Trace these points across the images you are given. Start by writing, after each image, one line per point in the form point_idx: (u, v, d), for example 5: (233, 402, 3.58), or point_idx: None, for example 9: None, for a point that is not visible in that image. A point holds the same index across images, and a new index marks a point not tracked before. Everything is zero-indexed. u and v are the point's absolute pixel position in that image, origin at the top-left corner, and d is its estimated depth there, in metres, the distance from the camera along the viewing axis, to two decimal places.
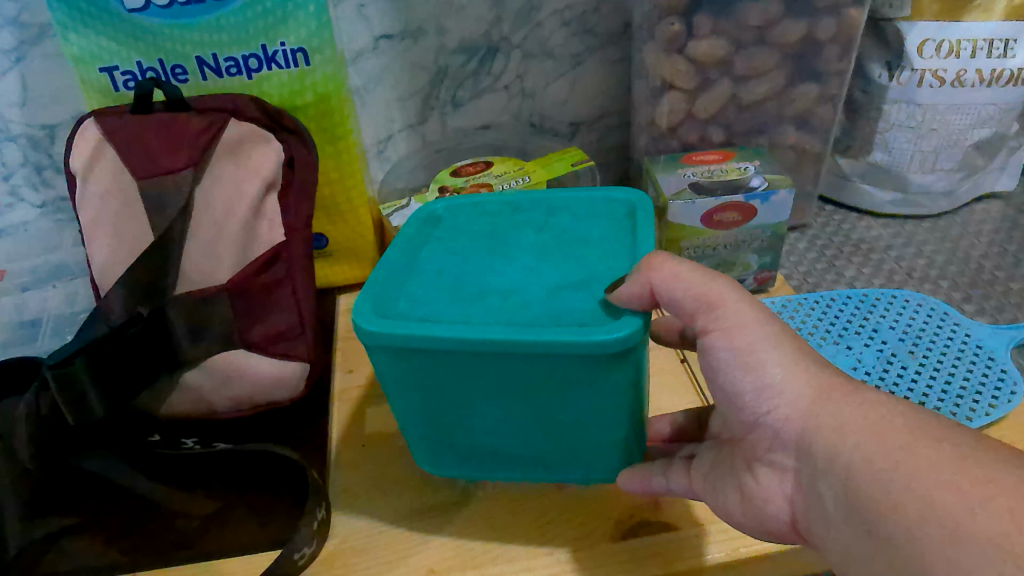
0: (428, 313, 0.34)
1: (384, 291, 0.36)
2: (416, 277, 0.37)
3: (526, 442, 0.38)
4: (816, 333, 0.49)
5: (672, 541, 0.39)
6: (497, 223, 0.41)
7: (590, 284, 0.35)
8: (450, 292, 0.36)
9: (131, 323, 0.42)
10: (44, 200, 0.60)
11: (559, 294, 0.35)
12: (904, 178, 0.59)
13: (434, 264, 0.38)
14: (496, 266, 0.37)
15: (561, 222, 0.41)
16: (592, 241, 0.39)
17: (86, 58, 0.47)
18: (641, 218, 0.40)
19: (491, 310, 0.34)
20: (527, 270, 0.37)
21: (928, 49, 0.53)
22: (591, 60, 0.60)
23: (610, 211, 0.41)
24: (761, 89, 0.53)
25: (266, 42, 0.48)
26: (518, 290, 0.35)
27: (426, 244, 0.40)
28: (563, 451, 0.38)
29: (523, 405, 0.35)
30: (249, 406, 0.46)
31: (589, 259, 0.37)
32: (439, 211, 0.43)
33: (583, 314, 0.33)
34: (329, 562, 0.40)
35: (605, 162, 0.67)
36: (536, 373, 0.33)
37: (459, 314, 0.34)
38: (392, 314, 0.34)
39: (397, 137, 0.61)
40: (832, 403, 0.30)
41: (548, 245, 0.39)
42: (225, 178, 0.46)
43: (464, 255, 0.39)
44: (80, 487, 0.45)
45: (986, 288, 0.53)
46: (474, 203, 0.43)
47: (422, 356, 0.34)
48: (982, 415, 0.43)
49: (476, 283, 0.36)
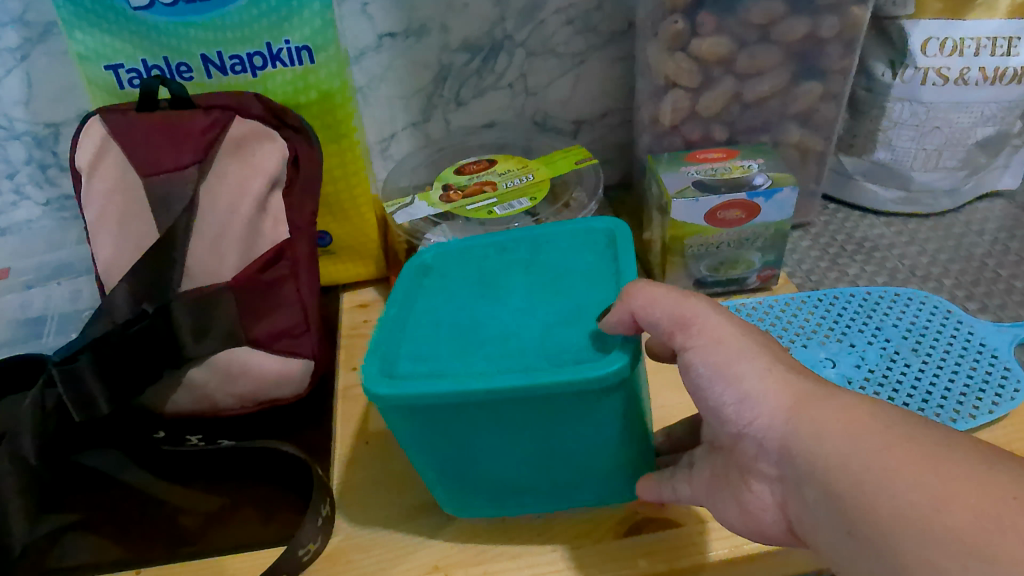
0: (435, 370, 0.34)
1: (383, 352, 0.35)
2: (413, 335, 0.37)
3: (541, 482, 0.38)
4: (819, 331, 0.50)
5: (675, 537, 0.39)
6: (485, 268, 0.41)
7: (581, 319, 0.36)
8: (450, 346, 0.36)
9: (136, 321, 0.41)
10: (49, 198, 0.61)
11: (554, 334, 0.35)
12: (907, 177, 0.59)
13: (429, 319, 0.38)
14: (490, 313, 0.38)
15: (546, 260, 0.41)
16: (579, 275, 0.39)
17: (91, 56, 0.47)
18: (622, 246, 0.40)
19: (494, 361, 0.34)
20: (524, 314, 0.37)
21: (932, 47, 0.53)
22: (594, 58, 0.61)
23: (590, 241, 0.42)
24: (764, 87, 0.53)
25: (270, 40, 0.48)
26: (518, 335, 0.36)
27: (418, 298, 0.40)
28: (575, 486, 0.38)
29: (533, 448, 0.36)
30: (253, 402, 0.46)
31: (580, 294, 0.38)
32: (425, 260, 0.43)
33: (587, 352, 0.34)
34: (333, 559, 0.40)
35: (609, 161, 0.67)
36: (548, 413, 0.34)
37: (463, 367, 0.34)
38: (399, 375, 0.34)
39: (400, 135, 0.62)
40: (813, 412, 0.28)
41: (539, 285, 0.39)
42: (230, 176, 0.46)
43: (457, 304, 0.39)
44: (84, 482, 0.45)
45: (989, 286, 0.53)
46: (456, 248, 0.43)
47: (435, 414, 0.34)
48: (985, 413, 0.44)
49: (474, 332, 0.36)
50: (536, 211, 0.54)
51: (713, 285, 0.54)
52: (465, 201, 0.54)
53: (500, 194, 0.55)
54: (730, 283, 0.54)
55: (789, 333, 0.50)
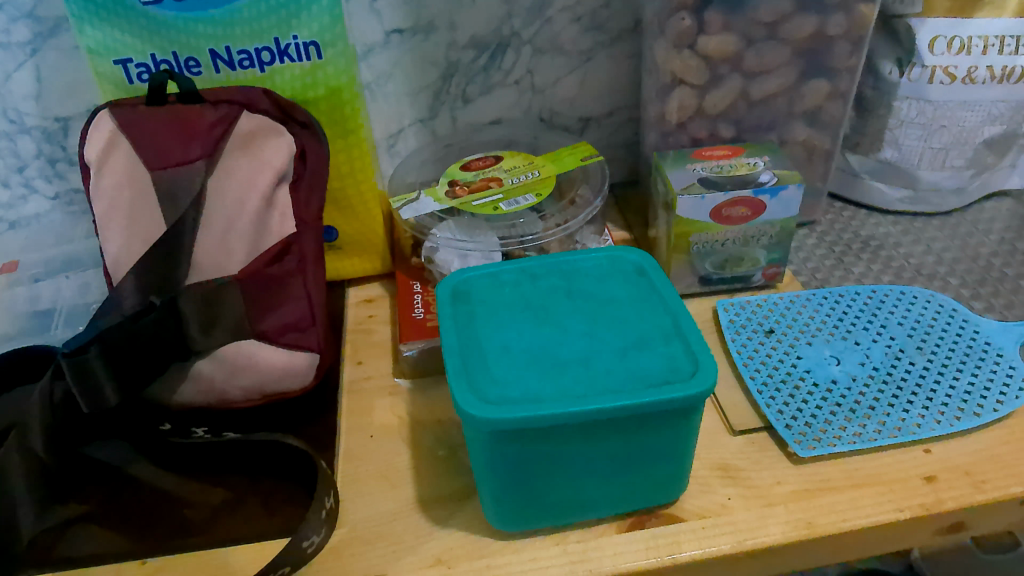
0: (526, 395, 0.35)
1: (463, 378, 0.36)
2: (484, 357, 0.37)
3: (598, 501, 0.39)
4: (824, 329, 0.50)
5: (676, 531, 0.39)
6: (526, 292, 0.41)
7: (648, 342, 0.38)
8: (525, 369, 0.37)
9: (144, 314, 0.41)
10: (58, 192, 0.61)
11: (625, 356, 0.37)
12: (914, 176, 0.59)
13: (494, 341, 0.38)
14: (552, 335, 0.39)
15: (585, 284, 0.42)
16: (623, 300, 0.41)
17: (101, 51, 0.47)
18: (656, 275, 0.42)
19: (577, 384, 0.35)
20: (585, 337, 0.38)
21: (939, 45, 0.53)
22: (601, 56, 0.61)
23: (620, 269, 0.43)
24: (771, 84, 0.53)
25: (279, 35, 0.48)
26: (587, 359, 0.37)
27: (473, 318, 0.40)
28: (631, 501, 0.40)
29: (596, 464, 0.37)
30: (259, 396, 0.46)
31: (634, 318, 0.39)
32: (463, 280, 0.42)
33: (660, 371, 0.36)
34: (337, 551, 0.40)
35: (615, 158, 0.67)
36: (617, 429, 0.36)
37: (556, 390, 0.35)
38: (496, 400, 0.35)
39: (407, 132, 0.62)
40: None
41: (590, 307, 0.40)
42: (238, 170, 0.46)
43: (517, 326, 0.39)
44: (93, 475, 0.46)
45: (995, 286, 0.53)
46: (490, 273, 0.43)
47: (529, 436, 0.35)
48: (990, 412, 0.44)
49: (544, 354, 0.37)
50: (541, 207, 0.54)
51: (718, 283, 0.54)
52: (471, 197, 0.54)
53: (506, 190, 0.55)
54: (735, 280, 0.54)
55: (793, 330, 0.50)
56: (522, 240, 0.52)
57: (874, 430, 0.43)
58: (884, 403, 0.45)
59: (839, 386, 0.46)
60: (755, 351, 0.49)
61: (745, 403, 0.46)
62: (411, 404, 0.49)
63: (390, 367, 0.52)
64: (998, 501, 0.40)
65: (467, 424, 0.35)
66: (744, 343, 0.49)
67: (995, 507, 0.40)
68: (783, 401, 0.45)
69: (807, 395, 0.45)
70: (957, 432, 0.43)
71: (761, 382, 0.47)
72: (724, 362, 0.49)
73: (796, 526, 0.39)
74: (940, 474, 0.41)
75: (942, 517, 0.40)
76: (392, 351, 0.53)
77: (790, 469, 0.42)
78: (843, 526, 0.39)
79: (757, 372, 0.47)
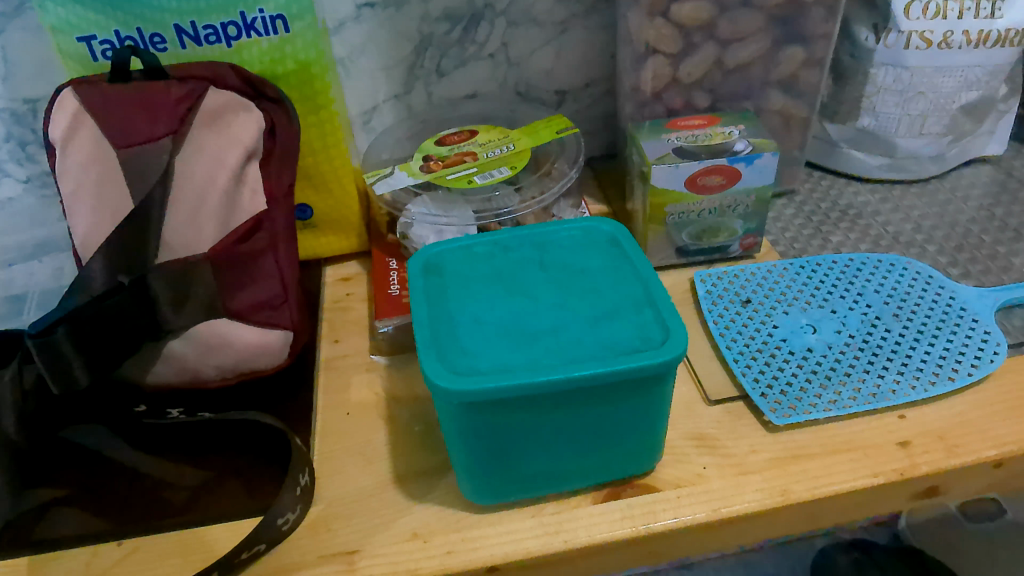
0: (497, 365, 0.35)
1: (434, 349, 0.36)
2: (455, 329, 0.37)
3: (573, 472, 0.39)
4: (801, 297, 0.49)
5: (652, 501, 0.39)
6: (498, 264, 0.41)
7: (620, 311, 0.38)
8: (496, 339, 0.36)
9: (113, 293, 0.40)
10: (30, 175, 0.59)
11: (596, 326, 0.37)
12: (891, 143, 0.59)
13: (466, 313, 0.38)
14: (524, 306, 0.38)
15: (557, 255, 0.41)
16: (595, 270, 0.40)
17: (64, 28, 0.47)
18: (629, 245, 0.41)
19: (547, 353, 0.35)
20: (557, 308, 0.38)
21: (915, 10, 0.53)
22: (576, 27, 0.60)
23: (594, 240, 0.42)
24: (746, 52, 0.53)
25: (245, 9, 0.47)
26: (558, 328, 0.37)
27: (444, 291, 0.39)
28: (606, 471, 0.39)
29: (570, 434, 0.37)
30: (234, 374, 0.46)
31: (606, 288, 0.39)
32: (436, 255, 0.42)
33: (631, 340, 0.36)
34: (313, 528, 0.40)
35: (592, 132, 0.67)
36: (588, 398, 0.36)
37: (526, 360, 0.35)
38: (466, 371, 0.34)
39: (382, 108, 0.61)
40: None
41: (563, 278, 0.40)
42: (206, 147, 0.45)
43: (489, 298, 0.39)
44: (67, 457, 0.45)
45: (972, 252, 0.53)
46: (462, 246, 0.43)
47: (499, 407, 0.35)
48: (965, 376, 0.44)
49: (515, 325, 0.37)
50: (517, 179, 0.54)
51: (696, 254, 0.54)
52: (445, 171, 0.54)
53: (481, 164, 0.54)
54: (712, 251, 0.54)
55: (770, 300, 0.50)
56: (497, 214, 0.52)
57: (849, 397, 0.43)
58: (859, 370, 0.45)
59: (815, 354, 0.46)
60: (732, 321, 0.49)
61: (721, 373, 0.46)
62: (388, 380, 0.49)
63: (367, 344, 0.52)
64: (971, 464, 0.40)
65: (437, 395, 0.35)
66: (721, 314, 0.49)
67: (968, 470, 0.40)
68: (759, 370, 0.45)
69: (783, 363, 0.45)
70: (932, 396, 0.43)
71: (737, 352, 0.46)
72: (702, 333, 0.49)
73: (771, 493, 0.39)
74: (914, 439, 0.41)
75: (917, 481, 0.40)
76: (370, 328, 0.53)
77: (766, 437, 0.42)
78: (818, 492, 0.39)
79: (734, 342, 0.47)
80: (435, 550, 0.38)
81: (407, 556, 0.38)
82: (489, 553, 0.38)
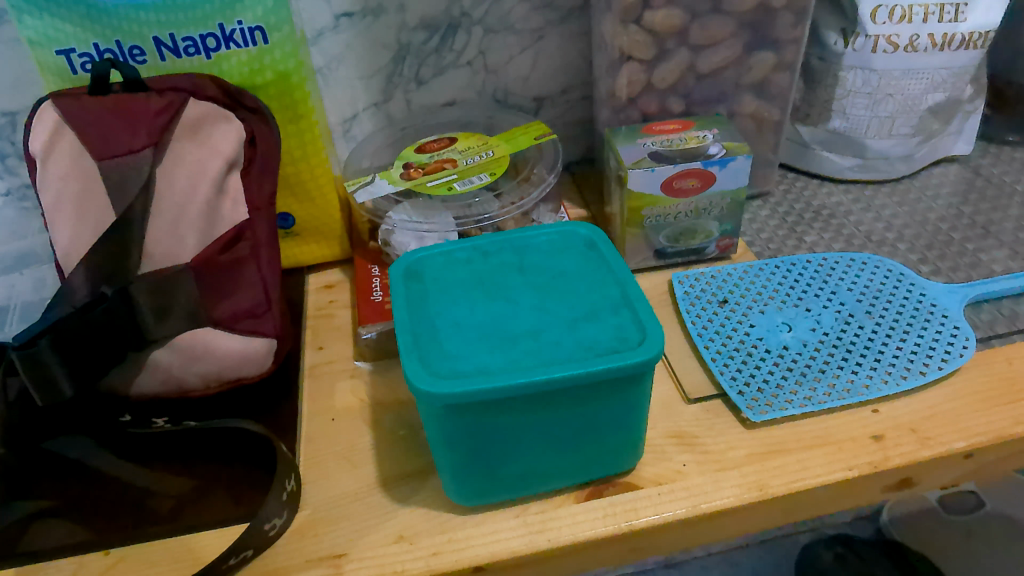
0: (477, 367, 0.35)
1: (416, 353, 0.36)
2: (437, 333, 0.38)
3: (555, 470, 0.39)
4: (776, 296, 0.51)
5: (632, 498, 0.40)
6: (478, 270, 0.42)
7: (598, 313, 0.38)
8: (479, 342, 0.37)
9: (95, 305, 0.41)
10: (9, 188, 0.59)
11: (575, 328, 0.38)
12: (862, 144, 0.60)
13: (447, 318, 0.39)
14: (505, 310, 0.39)
15: (535, 260, 0.42)
16: (571, 274, 0.41)
17: (42, 41, 0.47)
18: (606, 249, 0.42)
19: (527, 356, 0.36)
20: (536, 311, 0.39)
21: (881, 15, 0.54)
22: (553, 34, 0.61)
23: (572, 244, 0.43)
24: (717, 57, 0.54)
25: (222, 20, 0.48)
26: (538, 331, 0.37)
27: (426, 296, 0.40)
28: (587, 469, 0.40)
29: (550, 435, 0.38)
30: (218, 383, 0.46)
31: (584, 291, 0.40)
32: (418, 263, 0.42)
33: (609, 341, 0.37)
34: (300, 532, 0.40)
35: (571, 136, 0.68)
36: (568, 398, 0.36)
37: (506, 362, 0.36)
38: (447, 374, 0.35)
39: (362, 116, 0.62)
40: None
41: (543, 282, 0.41)
42: (186, 158, 0.46)
43: (469, 303, 0.40)
44: (52, 467, 0.45)
45: (942, 249, 0.54)
46: (442, 252, 0.43)
47: (481, 408, 0.35)
48: (935, 370, 0.45)
49: (496, 329, 0.38)
50: (496, 185, 0.55)
51: (673, 256, 0.55)
52: (426, 178, 0.55)
53: (460, 171, 0.55)
54: (689, 252, 0.55)
55: (747, 299, 0.51)
56: (478, 221, 0.52)
57: (823, 393, 0.44)
58: (833, 366, 0.46)
59: (790, 351, 0.47)
60: (710, 321, 0.50)
61: (699, 371, 0.47)
62: (372, 386, 0.49)
63: (351, 350, 0.52)
64: (942, 456, 0.41)
65: (420, 399, 0.35)
66: (699, 314, 0.50)
67: (940, 461, 0.41)
68: (736, 368, 0.46)
69: (759, 361, 0.46)
70: (903, 391, 0.44)
71: (715, 351, 0.47)
72: (680, 334, 0.50)
73: (749, 488, 0.40)
74: (887, 433, 0.42)
75: (890, 473, 0.41)
76: (353, 335, 0.53)
77: (743, 434, 0.43)
78: (793, 486, 0.40)
79: (711, 342, 0.48)
80: (420, 552, 0.39)
81: (393, 558, 0.39)
82: (475, 553, 0.38)
